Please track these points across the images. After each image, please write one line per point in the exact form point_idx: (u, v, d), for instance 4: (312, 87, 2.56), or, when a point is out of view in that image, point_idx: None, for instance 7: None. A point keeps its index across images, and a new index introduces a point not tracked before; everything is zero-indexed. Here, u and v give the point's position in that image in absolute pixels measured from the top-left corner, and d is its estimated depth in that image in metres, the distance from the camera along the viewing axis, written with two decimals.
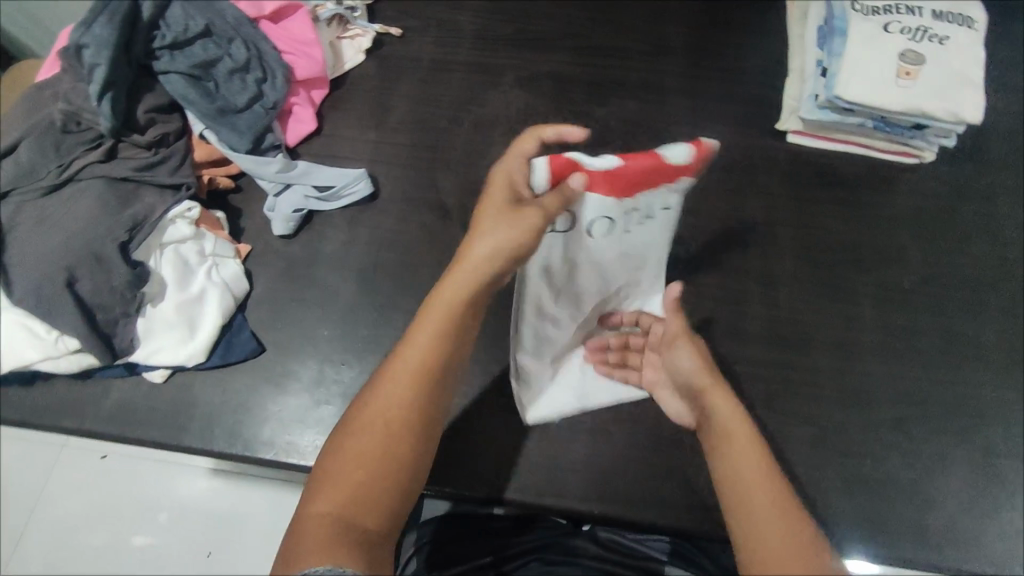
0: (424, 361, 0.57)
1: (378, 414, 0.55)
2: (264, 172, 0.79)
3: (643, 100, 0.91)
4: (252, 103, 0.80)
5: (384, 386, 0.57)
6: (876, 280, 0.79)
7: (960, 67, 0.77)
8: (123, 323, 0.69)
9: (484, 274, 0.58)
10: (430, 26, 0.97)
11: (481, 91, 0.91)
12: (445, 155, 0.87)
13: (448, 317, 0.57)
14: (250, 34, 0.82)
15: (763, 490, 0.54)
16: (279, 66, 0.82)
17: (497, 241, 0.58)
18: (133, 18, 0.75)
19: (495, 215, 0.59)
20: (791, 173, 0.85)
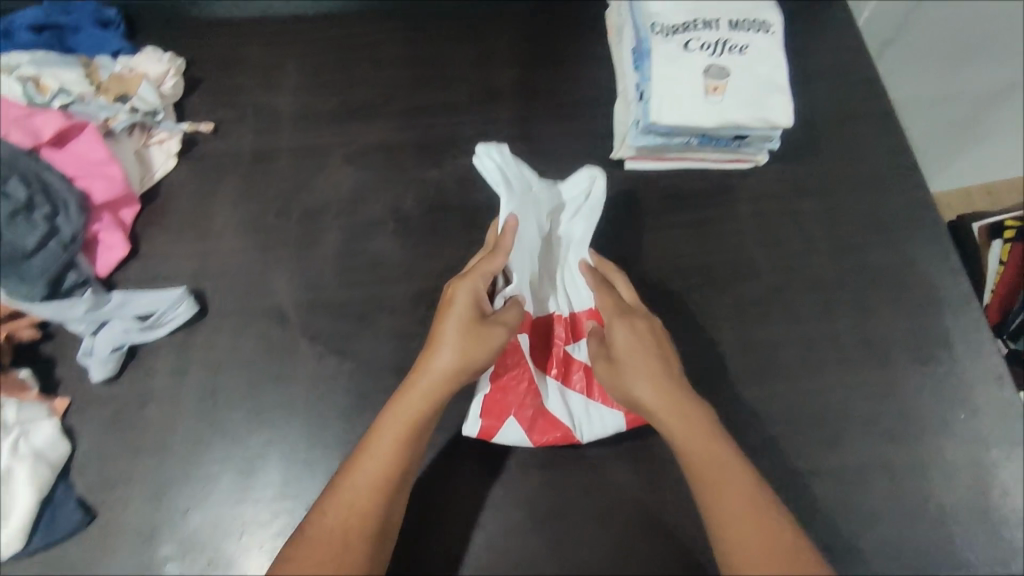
0: (385, 469, 0.60)
1: (338, 519, 0.58)
2: (70, 315, 0.73)
3: (476, 152, 0.88)
4: (45, 242, 0.73)
5: (352, 476, 0.60)
6: (731, 298, 0.78)
7: (763, 75, 0.77)
8: None
9: (441, 387, 0.64)
10: (246, 114, 0.92)
11: (307, 175, 0.86)
12: (276, 251, 0.81)
13: (408, 428, 0.62)
14: (27, 166, 0.75)
15: (740, 509, 0.56)
16: (71, 194, 0.76)
17: (455, 353, 0.64)
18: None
19: (460, 328, 0.64)
20: (633, 203, 0.84)
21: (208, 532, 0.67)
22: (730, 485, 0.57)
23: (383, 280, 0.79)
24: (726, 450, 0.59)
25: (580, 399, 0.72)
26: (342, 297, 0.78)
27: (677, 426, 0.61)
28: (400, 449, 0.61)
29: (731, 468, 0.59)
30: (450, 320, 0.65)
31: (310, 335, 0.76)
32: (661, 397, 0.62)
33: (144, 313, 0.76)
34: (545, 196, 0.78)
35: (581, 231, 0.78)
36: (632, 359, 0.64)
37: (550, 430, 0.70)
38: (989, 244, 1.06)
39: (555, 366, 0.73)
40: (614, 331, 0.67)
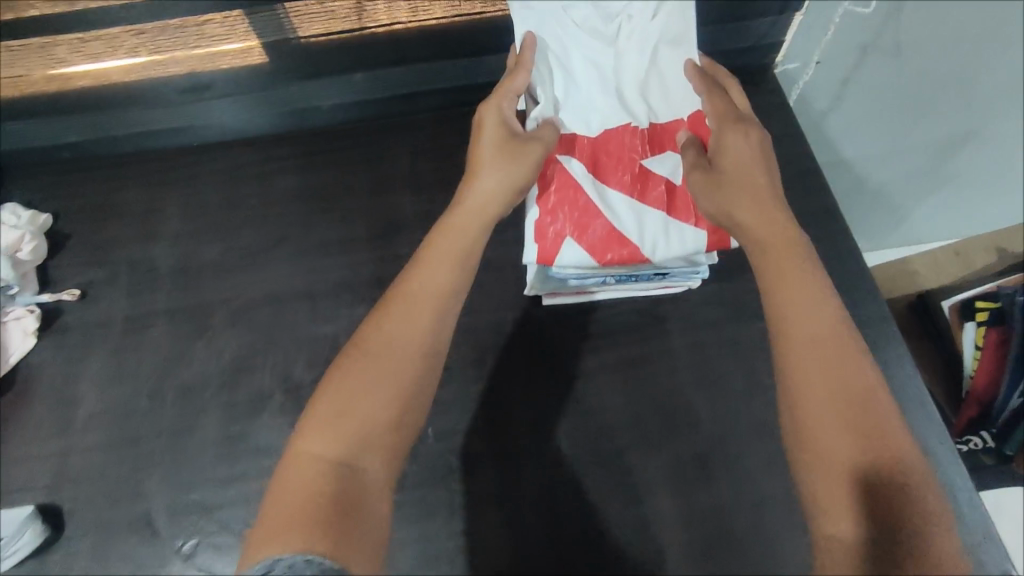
0: (443, 285, 0.59)
1: (396, 334, 0.57)
2: None
3: (377, 296, 0.79)
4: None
5: (401, 307, 0.58)
6: (664, 459, 0.70)
7: (658, 200, 0.69)
8: None
9: (486, 208, 0.64)
10: (119, 273, 0.82)
11: (187, 343, 0.77)
12: (150, 442, 0.71)
13: (463, 250, 0.62)
14: None
15: (828, 349, 0.54)
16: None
17: (499, 173, 0.64)
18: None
19: (495, 152, 0.65)
20: (555, 346, 0.75)
21: None
22: (822, 339, 0.55)
23: (271, 470, 0.69)
24: (836, 313, 0.56)
25: (658, 213, 0.69)
26: (221, 497, 0.68)
27: (769, 273, 0.59)
28: (456, 263, 0.61)
29: (827, 315, 0.56)
30: (486, 133, 0.66)
31: (183, 550, 0.66)
32: (761, 226, 0.60)
33: None
34: (588, 39, 0.68)
35: (641, 50, 0.69)
36: (739, 173, 0.62)
37: (620, 249, 0.68)
38: (962, 328, 0.95)
39: (628, 183, 0.69)
40: (724, 140, 0.64)
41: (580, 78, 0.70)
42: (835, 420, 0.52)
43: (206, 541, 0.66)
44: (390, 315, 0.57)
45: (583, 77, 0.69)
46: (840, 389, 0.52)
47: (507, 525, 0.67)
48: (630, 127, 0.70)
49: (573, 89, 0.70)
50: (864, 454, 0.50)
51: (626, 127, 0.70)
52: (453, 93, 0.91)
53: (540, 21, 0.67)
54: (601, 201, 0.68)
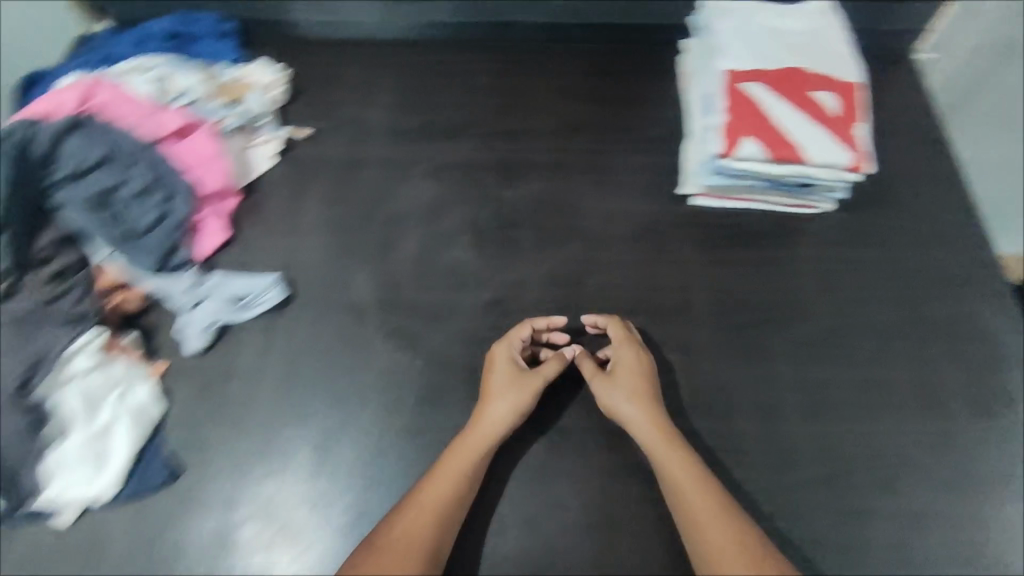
0: (449, 497, 0.66)
1: (403, 544, 0.63)
2: (173, 291, 0.81)
3: (550, 177, 0.94)
4: (157, 228, 0.81)
5: (407, 518, 0.65)
6: (789, 337, 0.81)
7: (817, 119, 0.80)
8: (25, 469, 0.67)
9: (492, 436, 0.70)
10: (341, 126, 0.99)
11: (394, 185, 0.93)
12: (359, 251, 0.87)
13: (464, 466, 0.68)
14: (150, 155, 0.82)
15: (722, 522, 0.64)
16: (183, 189, 0.83)
17: (507, 404, 0.71)
18: (26, 154, 0.74)
19: (502, 384, 0.73)
20: (702, 236, 0.88)
21: (279, 504, 0.71)
22: (692, 490, 0.66)
23: (456, 287, 0.84)
24: (709, 485, 0.66)
25: (819, 128, 0.79)
26: (415, 298, 0.83)
27: (659, 448, 0.69)
28: (457, 478, 0.67)
29: (690, 472, 0.67)
30: (496, 372, 0.74)
31: (384, 331, 0.81)
32: (640, 414, 0.71)
33: (236, 297, 0.81)
34: (765, 27, 0.88)
35: (809, 37, 0.87)
36: (631, 381, 0.73)
37: (784, 147, 0.78)
38: None
39: (798, 102, 0.80)
40: (620, 350, 0.76)
41: (759, 45, 0.86)
42: (731, 556, 0.61)
43: (401, 329, 0.81)
44: (396, 521, 0.65)
45: (761, 41, 0.86)
46: (734, 559, 0.61)
47: None
48: (806, 69, 0.83)
49: (752, 49, 0.85)
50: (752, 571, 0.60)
51: (805, 68, 0.83)
52: (627, 33, 1.06)
53: (731, 16, 0.89)
54: (773, 109, 0.80)
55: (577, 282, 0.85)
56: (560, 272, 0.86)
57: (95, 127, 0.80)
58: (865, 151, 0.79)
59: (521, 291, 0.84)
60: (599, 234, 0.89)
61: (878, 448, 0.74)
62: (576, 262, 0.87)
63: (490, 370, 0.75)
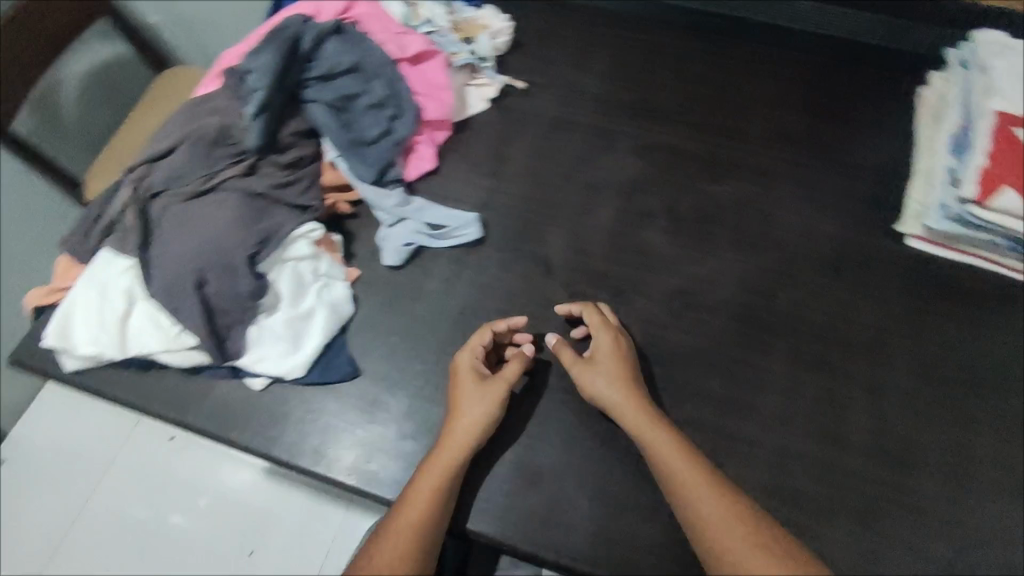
0: (429, 504, 0.64)
1: (390, 556, 0.61)
2: (383, 203, 0.83)
3: (755, 182, 0.90)
4: (380, 142, 0.84)
5: (392, 530, 0.63)
6: (990, 409, 0.75)
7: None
8: (238, 329, 0.73)
9: (469, 443, 0.68)
10: (554, 84, 1.00)
11: (597, 154, 0.93)
12: (555, 211, 0.88)
13: (448, 468, 0.66)
14: (389, 72, 0.86)
15: (712, 501, 0.62)
16: (409, 111, 0.86)
17: (478, 410, 0.69)
18: (295, 47, 0.80)
19: (471, 392, 0.71)
20: (913, 281, 0.82)
21: None
22: (685, 475, 0.64)
23: (645, 268, 0.83)
24: (693, 459, 0.66)
25: None
26: (604, 268, 0.83)
27: (643, 430, 0.68)
28: (440, 483, 0.66)
29: (685, 464, 0.65)
30: (459, 379, 0.72)
31: (567, 293, 0.82)
32: (619, 393, 0.70)
33: (433, 224, 0.85)
34: None
35: None
36: (609, 365, 0.72)
37: None
38: None
39: None
40: (599, 339, 0.74)
41: None
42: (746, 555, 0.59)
43: (583, 296, 0.82)
44: (383, 537, 0.63)
45: None
46: (734, 533, 0.60)
47: (827, 394, 0.76)
48: None
49: None
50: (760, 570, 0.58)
51: None
52: (871, 49, 0.99)
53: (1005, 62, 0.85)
54: None
55: (767, 293, 0.82)
56: (751, 280, 0.83)
57: (352, 35, 0.85)
58: None
59: (707, 289, 0.82)
60: (798, 252, 0.85)
61: None
62: (769, 274, 0.83)
63: (456, 378, 0.72)
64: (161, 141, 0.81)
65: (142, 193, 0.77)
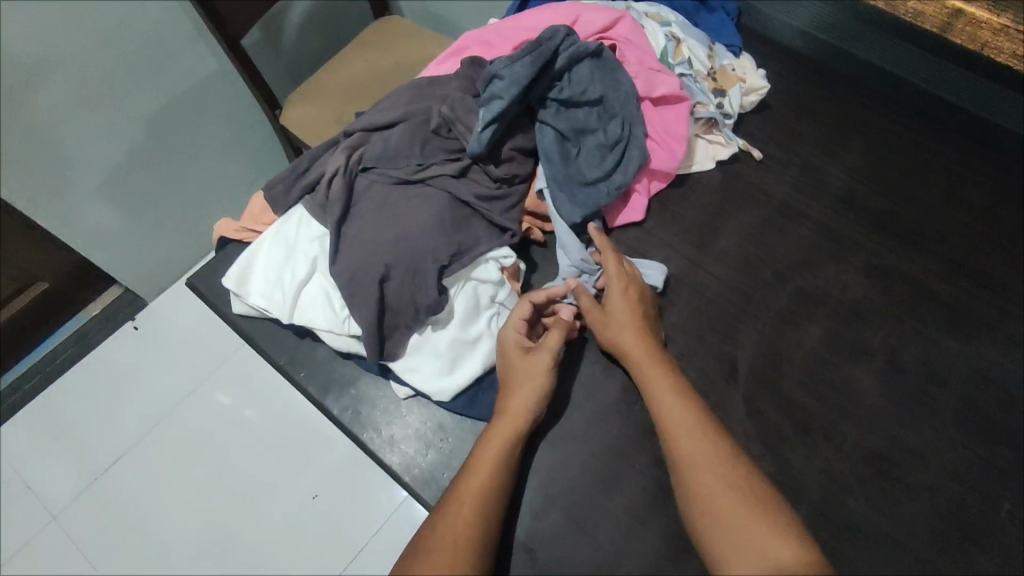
0: (489, 481, 0.61)
1: (454, 525, 0.58)
2: (568, 253, 0.75)
3: (1002, 352, 0.76)
4: (598, 184, 0.76)
5: (449, 511, 0.60)
6: None
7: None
8: (401, 333, 0.70)
9: (524, 416, 0.65)
10: (794, 165, 0.88)
11: (821, 259, 0.81)
12: (756, 308, 0.78)
13: (507, 440, 0.64)
14: (631, 114, 0.78)
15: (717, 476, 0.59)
16: (636, 161, 0.78)
17: (530, 385, 0.66)
18: (548, 64, 0.74)
19: (517, 363, 0.67)
20: None
21: (574, 510, 0.68)
22: (697, 452, 0.61)
23: (844, 413, 0.72)
24: (700, 425, 0.62)
25: None
26: (795, 395, 0.72)
27: (658, 392, 0.65)
28: (496, 466, 0.62)
29: (698, 434, 0.62)
30: (513, 353, 0.68)
31: (748, 407, 0.72)
32: (633, 341, 0.68)
33: None
34: None
35: None
36: (620, 315, 0.70)
37: None
38: None
39: None
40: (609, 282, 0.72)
41: None
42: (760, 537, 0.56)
43: (765, 417, 0.71)
44: (438, 520, 0.59)
45: None
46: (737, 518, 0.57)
47: None
48: None
49: None
50: (783, 568, 0.54)
51: None
52: None
53: None
54: None
55: (987, 495, 0.67)
56: (969, 469, 0.69)
57: (608, 64, 0.78)
58: None
59: (913, 461, 0.69)
60: None
61: None
62: (996, 472, 0.69)
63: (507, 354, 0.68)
64: (383, 112, 0.79)
65: (353, 164, 0.75)
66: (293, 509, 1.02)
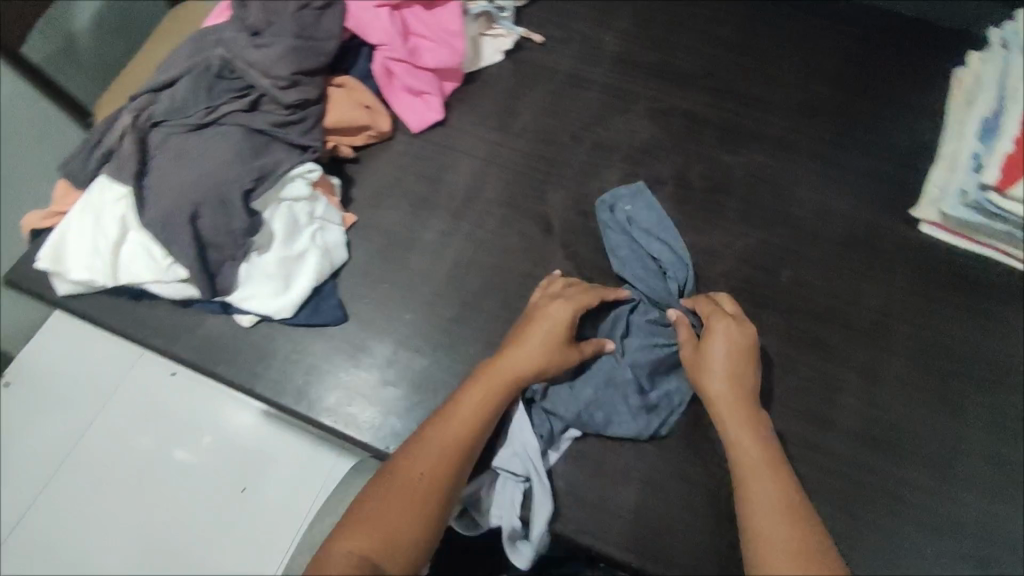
0: (471, 425, 0.64)
1: (431, 458, 0.61)
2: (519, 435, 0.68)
3: (774, 155, 0.86)
4: (590, 390, 0.71)
5: (429, 442, 0.62)
6: (991, 403, 0.72)
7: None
8: (229, 265, 0.73)
9: (522, 374, 0.66)
10: (574, 39, 0.95)
11: (610, 114, 0.89)
12: (559, 170, 0.85)
13: (502, 389, 0.66)
14: (642, 385, 0.71)
15: (782, 513, 0.57)
16: (626, 428, 0.70)
17: (539, 347, 0.67)
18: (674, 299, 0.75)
19: (537, 330, 0.68)
20: (921, 267, 0.80)
21: (428, 379, 0.73)
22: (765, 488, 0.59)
23: None
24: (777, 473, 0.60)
25: None
26: None
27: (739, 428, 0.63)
28: (482, 414, 0.64)
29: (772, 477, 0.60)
30: (539, 323, 0.69)
31: (565, 252, 0.80)
32: (729, 396, 0.64)
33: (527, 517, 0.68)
34: None
35: None
36: (725, 349, 0.66)
37: None
38: None
39: None
40: (713, 323, 0.68)
41: None
42: (781, 552, 0.55)
43: (581, 257, 0.80)
44: (415, 447, 0.62)
45: None
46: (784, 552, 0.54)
47: (820, 375, 0.74)
48: None
49: None
50: None
51: None
52: (914, 24, 0.94)
53: None
54: None
55: (771, 269, 0.79)
56: (756, 255, 0.80)
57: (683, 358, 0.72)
58: None
59: (709, 259, 0.80)
60: (810, 229, 0.82)
61: None
62: (777, 252, 0.80)
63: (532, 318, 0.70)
64: (162, 69, 0.79)
65: (142, 122, 0.75)
66: (221, 515, 0.94)
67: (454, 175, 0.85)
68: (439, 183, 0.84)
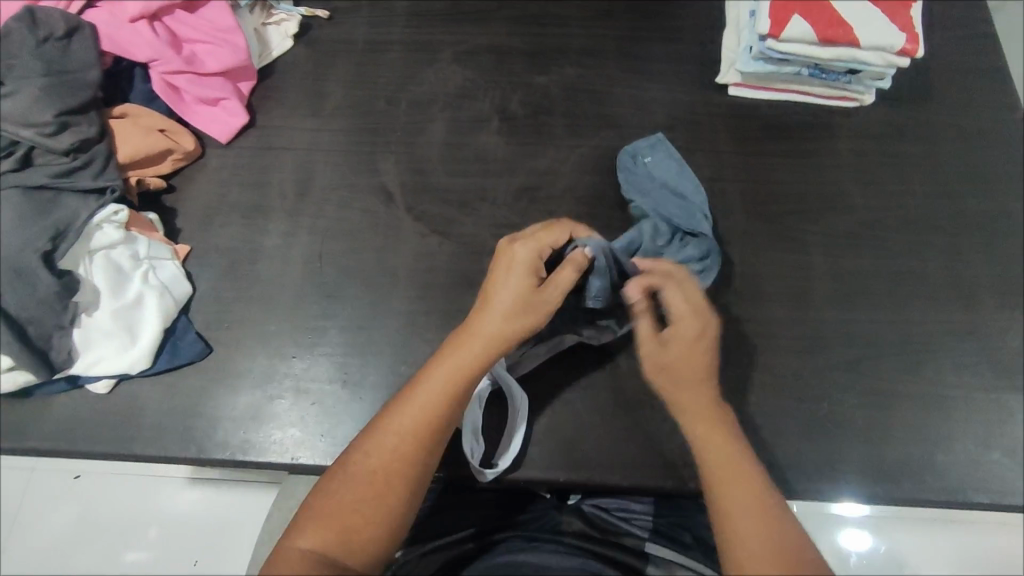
0: (439, 402, 0.58)
1: (393, 443, 0.57)
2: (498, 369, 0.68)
3: (584, 65, 0.88)
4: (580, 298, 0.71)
5: (389, 423, 0.58)
6: (824, 228, 0.80)
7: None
8: (58, 336, 0.66)
9: (490, 341, 0.60)
10: (362, 5, 0.91)
11: (418, 70, 0.88)
12: (384, 138, 0.83)
13: (470, 361, 0.60)
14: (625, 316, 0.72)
15: (760, 519, 0.54)
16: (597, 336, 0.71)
17: (507, 305, 0.61)
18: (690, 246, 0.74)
19: (507, 285, 0.62)
20: (738, 126, 0.85)
21: (314, 380, 0.72)
22: (739, 492, 0.55)
23: (489, 173, 0.82)
24: (750, 479, 0.56)
25: (867, 6, 0.78)
26: (446, 183, 0.81)
27: (703, 427, 0.59)
28: (449, 391, 0.59)
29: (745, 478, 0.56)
30: (506, 279, 0.62)
31: (413, 215, 0.79)
32: (694, 387, 0.60)
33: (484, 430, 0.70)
34: None
35: None
36: (688, 338, 0.62)
37: (836, 26, 0.77)
38: None
39: None
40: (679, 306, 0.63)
41: None
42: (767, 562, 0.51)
43: (431, 214, 0.79)
44: (372, 436, 0.58)
45: None
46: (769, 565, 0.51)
47: None
48: None
49: None
50: None
51: None
52: None
53: None
54: None
55: (608, 171, 0.82)
56: (593, 161, 0.83)
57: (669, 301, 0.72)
58: (917, 33, 0.78)
59: (551, 179, 0.82)
60: (633, 123, 0.85)
61: (908, 340, 0.75)
62: (610, 153, 0.83)
63: (502, 268, 0.63)
64: None
65: None
66: None
67: (279, 173, 0.81)
68: (266, 186, 0.81)
